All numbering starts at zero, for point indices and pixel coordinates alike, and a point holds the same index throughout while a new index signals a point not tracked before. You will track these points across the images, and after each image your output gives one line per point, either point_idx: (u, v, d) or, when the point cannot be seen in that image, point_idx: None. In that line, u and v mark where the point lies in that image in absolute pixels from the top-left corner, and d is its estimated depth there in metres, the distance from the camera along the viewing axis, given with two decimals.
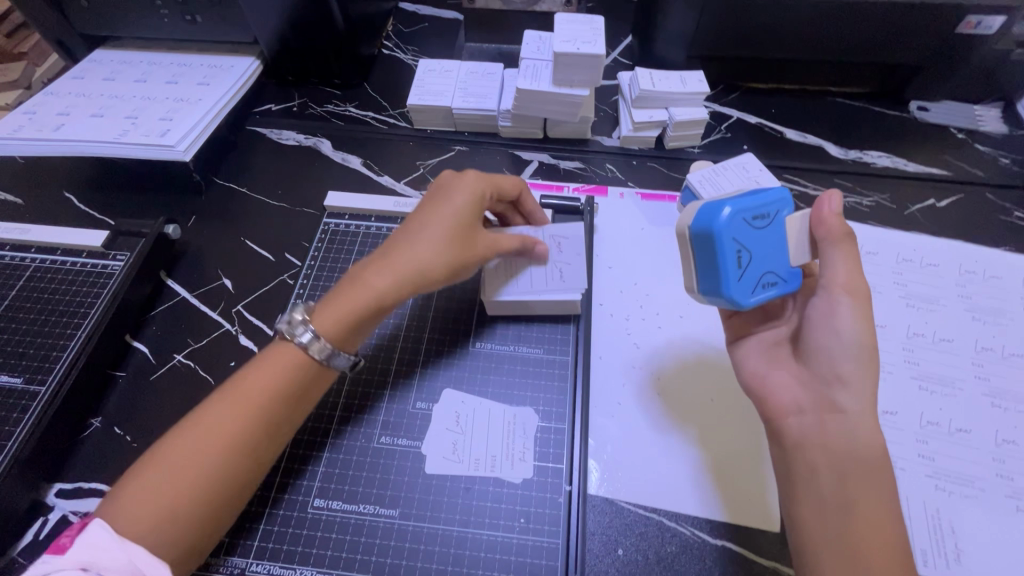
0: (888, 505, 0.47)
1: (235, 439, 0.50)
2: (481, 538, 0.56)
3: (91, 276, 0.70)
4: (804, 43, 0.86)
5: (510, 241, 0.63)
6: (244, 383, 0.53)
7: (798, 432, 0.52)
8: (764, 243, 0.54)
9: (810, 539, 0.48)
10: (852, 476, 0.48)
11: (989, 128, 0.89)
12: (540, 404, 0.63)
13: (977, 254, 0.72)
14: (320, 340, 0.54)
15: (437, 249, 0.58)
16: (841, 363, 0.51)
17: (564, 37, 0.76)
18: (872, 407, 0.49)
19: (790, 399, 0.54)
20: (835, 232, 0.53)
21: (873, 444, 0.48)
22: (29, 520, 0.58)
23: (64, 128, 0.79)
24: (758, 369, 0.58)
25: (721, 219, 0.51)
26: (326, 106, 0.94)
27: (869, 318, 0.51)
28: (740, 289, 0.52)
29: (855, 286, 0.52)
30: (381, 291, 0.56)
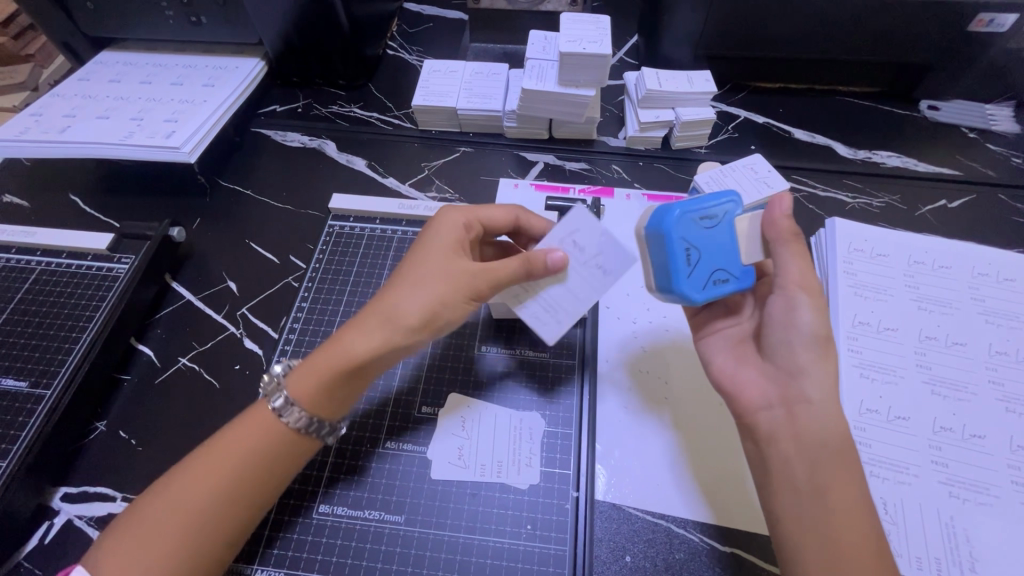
0: (860, 495, 0.47)
1: (227, 492, 0.49)
2: (488, 545, 0.55)
3: (97, 279, 0.70)
4: (813, 42, 0.85)
5: (508, 270, 0.54)
6: (232, 433, 0.51)
7: (767, 426, 0.52)
8: (715, 241, 0.54)
9: (792, 534, 0.48)
10: (825, 466, 0.48)
11: (1001, 127, 0.88)
12: (547, 409, 0.63)
13: (991, 256, 0.71)
14: (295, 408, 0.51)
15: (413, 296, 0.52)
16: (801, 356, 0.52)
17: (570, 37, 0.75)
18: (833, 396, 0.50)
19: (757, 394, 0.54)
20: (786, 232, 0.54)
21: (843, 432, 0.49)
22: (34, 525, 0.57)
23: (69, 130, 0.79)
24: (724, 366, 0.59)
25: (671, 219, 0.52)
26: (331, 107, 0.94)
27: (823, 310, 0.53)
28: (691, 286, 0.53)
29: (808, 281, 0.53)
30: (354, 349, 0.51)
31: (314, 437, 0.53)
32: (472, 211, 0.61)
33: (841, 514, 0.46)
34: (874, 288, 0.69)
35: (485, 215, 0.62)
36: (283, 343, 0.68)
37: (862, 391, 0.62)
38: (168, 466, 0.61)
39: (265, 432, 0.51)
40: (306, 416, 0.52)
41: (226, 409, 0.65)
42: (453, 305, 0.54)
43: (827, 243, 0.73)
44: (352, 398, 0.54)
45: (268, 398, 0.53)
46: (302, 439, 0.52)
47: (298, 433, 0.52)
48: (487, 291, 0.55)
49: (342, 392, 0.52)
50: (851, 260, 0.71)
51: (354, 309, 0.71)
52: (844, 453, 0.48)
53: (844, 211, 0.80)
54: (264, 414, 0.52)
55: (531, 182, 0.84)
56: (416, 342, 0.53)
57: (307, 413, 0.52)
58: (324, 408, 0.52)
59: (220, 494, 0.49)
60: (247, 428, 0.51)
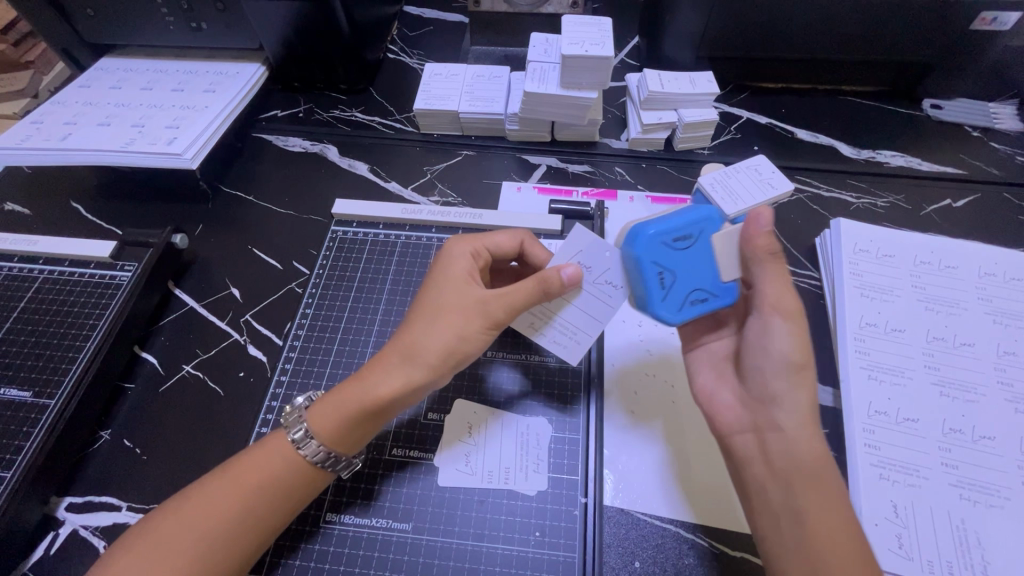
0: (841, 516, 0.47)
1: (230, 535, 0.48)
2: (497, 553, 0.55)
3: (99, 287, 0.69)
4: (815, 42, 0.85)
5: (522, 294, 0.54)
6: (235, 472, 0.51)
7: (742, 449, 0.53)
8: (692, 262, 0.54)
9: (773, 551, 0.48)
10: (798, 488, 0.48)
11: (1005, 126, 0.87)
12: (552, 414, 0.62)
13: (998, 255, 0.71)
14: (313, 440, 0.52)
15: (431, 331, 0.52)
16: (773, 380, 0.52)
17: (572, 40, 0.75)
18: (805, 421, 0.50)
19: (734, 417, 0.55)
20: (764, 251, 0.52)
21: (815, 454, 0.49)
22: (40, 535, 0.57)
23: (71, 138, 0.78)
24: (706, 385, 0.60)
25: (642, 244, 0.52)
26: (332, 112, 0.94)
27: (799, 334, 0.52)
28: (665, 308, 0.54)
29: (783, 304, 0.53)
30: (376, 389, 0.51)
31: (331, 471, 0.53)
32: (480, 239, 0.61)
33: (818, 531, 0.46)
34: (880, 289, 0.68)
35: (492, 241, 0.62)
36: (286, 350, 0.68)
37: (869, 393, 0.62)
38: (173, 475, 0.61)
39: (269, 474, 0.51)
40: (323, 451, 0.52)
41: (231, 417, 0.64)
42: (473, 336, 0.53)
43: (832, 244, 0.73)
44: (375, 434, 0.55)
45: (286, 429, 0.53)
46: (317, 472, 0.53)
47: (315, 466, 0.52)
48: (505, 317, 0.54)
49: (364, 430, 0.53)
50: (857, 261, 0.70)
51: (358, 315, 0.70)
52: (819, 474, 0.48)
53: (850, 211, 0.80)
54: (279, 446, 0.52)
55: (534, 185, 0.84)
56: (434, 378, 0.53)
57: (324, 447, 0.52)
58: (346, 446, 0.52)
59: (221, 537, 0.48)
60: (249, 468, 0.51)
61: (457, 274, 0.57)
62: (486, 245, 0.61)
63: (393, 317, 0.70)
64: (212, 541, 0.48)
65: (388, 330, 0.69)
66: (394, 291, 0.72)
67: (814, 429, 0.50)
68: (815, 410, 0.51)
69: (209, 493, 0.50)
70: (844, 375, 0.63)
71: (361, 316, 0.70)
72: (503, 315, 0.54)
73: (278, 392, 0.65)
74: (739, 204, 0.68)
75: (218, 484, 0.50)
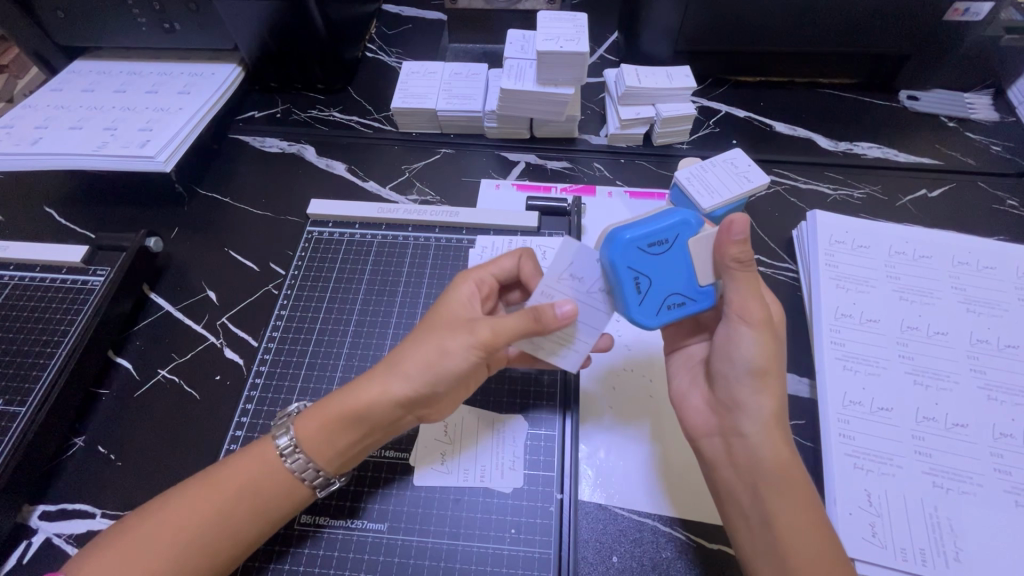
0: (810, 524, 0.47)
1: (202, 549, 0.48)
2: (473, 551, 0.55)
3: (72, 292, 0.69)
4: (792, 35, 0.85)
5: (510, 321, 0.51)
6: (214, 481, 0.50)
7: (712, 453, 0.54)
8: (668, 267, 0.52)
9: (745, 553, 0.50)
10: (765, 495, 0.49)
11: (980, 116, 0.88)
12: (529, 411, 0.62)
13: (971, 244, 0.71)
14: (296, 450, 0.51)
15: (420, 343, 0.52)
16: (739, 389, 0.53)
17: (547, 36, 0.74)
18: (769, 427, 0.51)
19: (704, 421, 0.56)
20: (736, 259, 0.50)
21: (780, 459, 0.50)
22: (12, 544, 0.57)
23: (42, 142, 0.77)
24: (680, 386, 0.60)
25: (615, 249, 0.49)
26: (310, 112, 0.93)
27: (766, 341, 0.51)
28: (642, 312, 0.52)
29: (750, 312, 0.52)
30: (358, 397, 0.51)
31: (310, 487, 0.52)
32: (485, 265, 0.60)
33: (788, 538, 0.47)
34: (855, 280, 0.69)
35: (497, 267, 0.60)
36: (261, 353, 0.67)
37: (844, 383, 0.62)
38: (148, 481, 0.60)
39: (251, 487, 0.50)
40: (310, 466, 0.52)
41: (208, 421, 0.64)
42: (455, 353, 0.51)
43: (808, 236, 0.73)
44: (358, 450, 0.54)
45: (273, 434, 0.53)
46: (298, 487, 0.52)
47: (301, 482, 0.52)
48: (492, 339, 0.51)
49: (347, 442, 0.52)
50: (833, 253, 0.71)
51: (333, 316, 0.70)
52: (785, 478, 0.49)
53: (826, 203, 0.80)
54: (264, 452, 0.52)
55: (513, 182, 0.84)
56: (411, 390, 0.51)
57: (304, 455, 0.51)
58: (326, 459, 0.52)
59: (197, 546, 0.48)
60: (232, 477, 0.50)
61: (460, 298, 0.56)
62: (492, 271, 0.60)
63: (369, 317, 0.70)
64: (184, 555, 0.47)
65: (364, 330, 0.69)
66: (371, 292, 0.72)
67: (779, 434, 0.51)
68: (781, 416, 0.51)
69: (186, 502, 0.49)
70: (819, 366, 0.64)
71: (337, 317, 0.70)
72: (488, 337, 0.51)
73: (253, 395, 0.64)
74: (716, 198, 0.68)
75: (195, 495, 0.49)
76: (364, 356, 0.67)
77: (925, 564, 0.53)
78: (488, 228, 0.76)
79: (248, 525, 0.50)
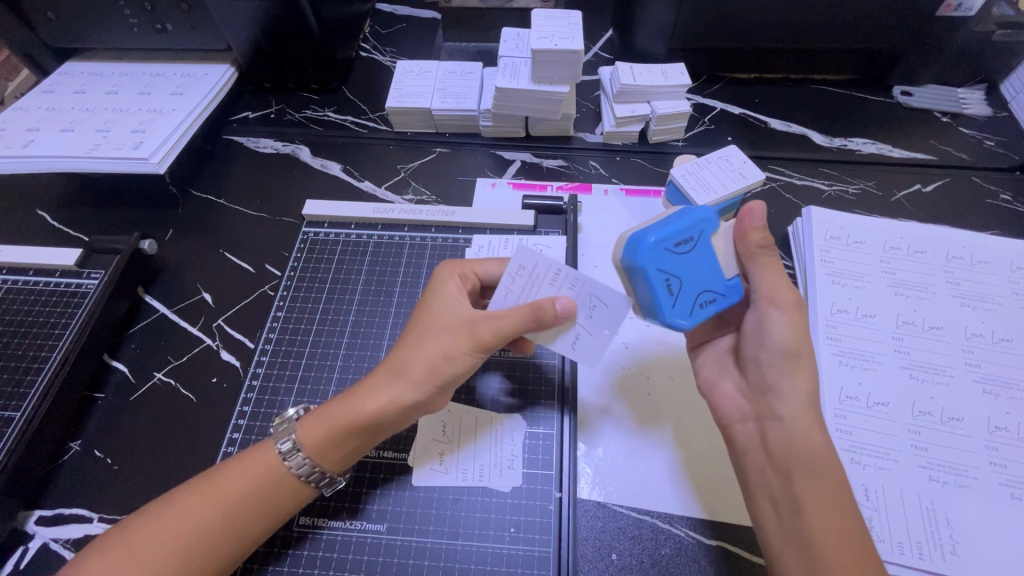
0: (838, 508, 0.47)
1: (203, 554, 0.48)
2: (472, 550, 0.55)
3: (66, 296, 0.68)
4: (786, 31, 0.85)
5: (510, 322, 0.51)
6: (216, 482, 0.50)
7: (743, 439, 0.54)
8: (694, 265, 0.51)
9: (773, 539, 0.49)
10: (798, 478, 0.49)
11: (973, 111, 0.88)
12: (527, 409, 0.63)
13: (966, 239, 0.72)
14: (300, 453, 0.51)
15: (420, 348, 0.52)
16: (770, 371, 0.53)
17: (542, 34, 0.74)
18: (805, 410, 0.51)
19: (735, 407, 0.56)
20: (758, 245, 0.52)
21: (814, 441, 0.50)
22: (9, 549, 0.56)
23: (33, 144, 0.77)
24: (708, 376, 0.60)
25: (643, 252, 0.49)
26: (305, 112, 0.93)
27: (798, 325, 0.52)
28: (677, 313, 0.51)
29: (780, 295, 0.52)
30: (364, 404, 0.51)
31: (315, 488, 0.53)
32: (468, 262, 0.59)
33: (819, 521, 0.47)
34: (850, 275, 0.69)
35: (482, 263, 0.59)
36: (258, 354, 0.67)
37: (841, 378, 0.63)
38: (145, 484, 0.60)
39: (252, 491, 0.50)
40: (309, 464, 0.51)
41: (204, 424, 0.64)
42: (458, 357, 0.52)
43: (804, 232, 0.73)
44: (365, 451, 0.54)
45: (275, 439, 0.53)
46: (301, 487, 0.52)
47: (305, 483, 0.52)
48: (491, 340, 0.52)
49: (353, 447, 0.52)
50: (829, 249, 0.71)
51: (330, 317, 0.70)
52: (818, 462, 0.49)
53: (821, 199, 0.80)
54: (268, 457, 0.51)
55: (509, 180, 0.84)
56: (416, 396, 0.51)
57: (309, 460, 0.51)
58: (332, 462, 0.52)
59: (199, 546, 0.47)
60: (234, 480, 0.50)
61: (450, 296, 0.55)
62: (475, 270, 0.58)
63: (366, 317, 0.70)
64: (186, 560, 0.47)
65: (361, 331, 0.69)
66: (367, 292, 0.72)
67: (813, 417, 0.51)
68: (815, 399, 0.51)
69: (188, 502, 0.49)
70: (815, 362, 0.64)
71: (334, 318, 0.70)
72: (489, 339, 0.51)
73: (250, 398, 0.64)
74: (711, 195, 0.68)
75: (197, 499, 0.49)
76: (361, 357, 0.67)
77: (923, 557, 0.53)
78: (485, 227, 0.76)
79: (249, 527, 0.50)
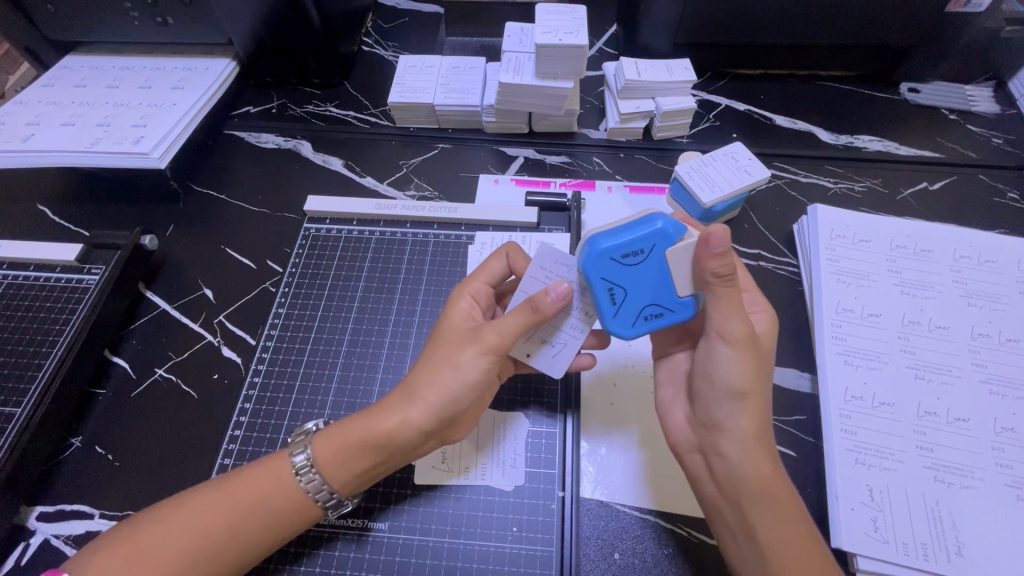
0: (796, 538, 0.47)
1: (211, 558, 0.47)
2: (474, 549, 0.55)
3: (67, 291, 0.68)
4: (794, 26, 0.85)
5: (514, 323, 0.50)
6: (230, 488, 0.50)
7: (693, 469, 0.54)
8: (644, 278, 0.51)
9: (733, 567, 0.50)
10: (748, 513, 0.48)
11: (982, 108, 0.87)
12: (530, 409, 0.62)
13: (973, 237, 0.71)
14: (313, 470, 0.51)
15: (429, 365, 0.52)
16: (715, 406, 0.52)
17: (546, 29, 0.74)
18: (751, 447, 0.50)
19: (686, 436, 0.56)
20: (714, 273, 0.48)
21: (763, 477, 0.49)
22: (11, 544, 0.56)
23: (34, 138, 0.76)
24: (663, 399, 0.60)
25: (589, 262, 0.49)
26: (306, 107, 0.92)
27: (748, 360, 0.50)
28: (615, 323, 0.52)
29: (730, 331, 0.50)
30: (378, 426, 0.50)
31: (322, 508, 0.52)
32: (475, 272, 0.59)
33: (775, 553, 0.47)
34: (857, 274, 0.68)
35: (488, 271, 0.59)
36: (259, 351, 0.67)
37: (846, 378, 0.62)
38: (146, 480, 0.60)
39: (266, 501, 0.50)
40: (325, 487, 0.51)
41: (206, 421, 0.64)
42: (466, 364, 0.51)
43: (809, 230, 0.73)
44: (379, 473, 0.53)
45: (291, 451, 0.52)
46: (312, 505, 0.51)
47: (313, 502, 0.51)
48: (499, 343, 0.51)
49: (363, 468, 0.51)
50: (834, 247, 0.70)
51: (332, 314, 0.70)
52: (770, 496, 0.48)
53: (827, 197, 0.80)
54: (285, 468, 0.51)
55: (512, 177, 0.83)
56: (427, 414, 0.50)
57: (320, 476, 0.51)
58: (341, 481, 0.51)
59: (209, 553, 0.47)
60: (244, 487, 0.50)
61: (460, 309, 0.55)
62: (487, 278, 0.58)
63: (368, 315, 0.69)
64: (193, 564, 0.47)
65: (363, 328, 0.68)
66: (369, 290, 0.71)
67: (762, 454, 0.50)
68: (762, 435, 0.50)
69: (202, 509, 0.49)
70: (821, 362, 0.63)
71: (336, 315, 0.69)
72: (498, 344, 0.51)
73: (251, 394, 0.64)
74: (716, 193, 0.68)
75: (210, 505, 0.49)
76: (363, 354, 0.66)
77: (927, 559, 0.53)
78: (487, 224, 0.75)
79: (259, 538, 0.49)
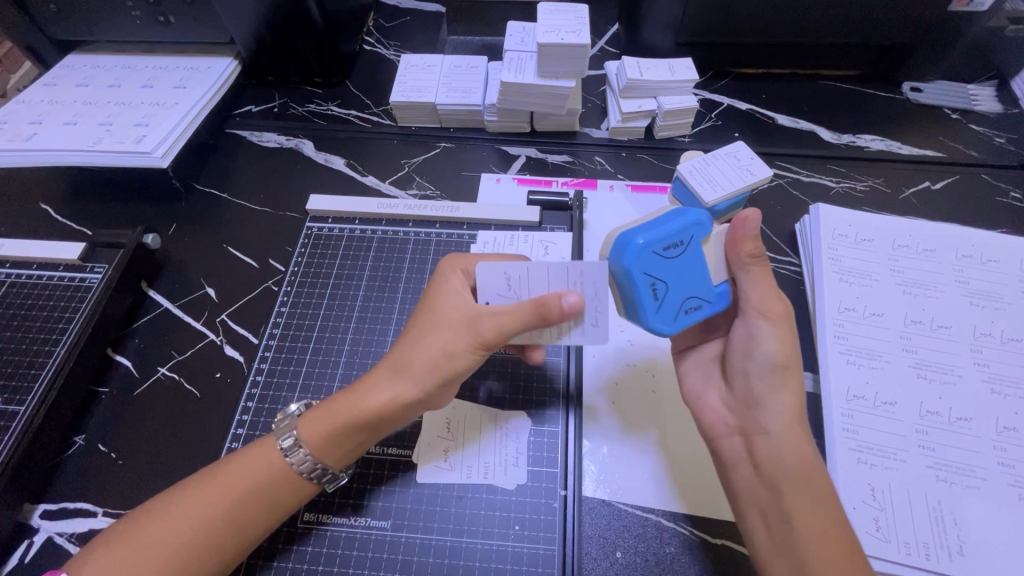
0: (832, 518, 0.47)
1: (207, 547, 0.48)
2: (476, 548, 0.55)
3: (70, 290, 0.68)
4: (796, 25, 0.84)
5: (515, 324, 0.50)
6: (220, 476, 0.50)
7: (730, 451, 0.54)
8: (683, 270, 0.52)
9: (761, 551, 0.49)
10: (786, 492, 0.48)
11: (984, 108, 0.87)
12: (532, 407, 0.62)
13: (976, 237, 0.71)
14: (301, 450, 0.51)
15: (423, 345, 0.52)
16: (757, 383, 0.53)
17: (547, 28, 0.74)
18: (792, 423, 0.51)
19: (721, 420, 0.56)
20: (748, 255, 0.53)
21: (804, 452, 0.50)
22: (14, 542, 0.57)
23: (36, 137, 0.76)
24: (692, 386, 0.60)
25: (633, 258, 0.49)
26: (308, 106, 0.92)
27: (786, 339, 0.53)
28: (659, 319, 0.52)
29: (769, 308, 0.53)
30: (369, 400, 0.51)
31: (318, 483, 0.52)
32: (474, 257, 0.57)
33: (811, 533, 0.46)
34: (859, 273, 0.68)
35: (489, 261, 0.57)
36: (261, 350, 0.67)
37: (848, 378, 0.62)
38: (149, 478, 0.60)
39: (257, 488, 0.50)
40: (310, 461, 0.51)
41: (208, 419, 0.64)
42: (461, 354, 0.52)
43: (811, 230, 0.73)
44: (365, 447, 0.54)
45: (275, 437, 0.52)
46: (301, 482, 0.51)
47: (306, 479, 0.52)
48: (495, 338, 0.51)
49: (353, 443, 0.52)
50: (836, 246, 0.70)
51: (334, 312, 0.70)
52: (808, 474, 0.49)
53: (829, 196, 0.80)
54: (271, 454, 0.51)
55: (513, 176, 0.83)
56: (417, 390, 0.51)
57: (311, 457, 0.51)
58: (332, 456, 0.52)
59: (204, 542, 0.48)
60: (232, 479, 0.50)
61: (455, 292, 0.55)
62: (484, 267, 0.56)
63: (370, 313, 0.70)
64: (187, 554, 0.47)
65: (365, 327, 0.69)
66: (371, 289, 0.71)
67: (801, 431, 0.51)
68: (802, 413, 0.52)
69: (195, 498, 0.49)
70: (822, 361, 0.64)
71: (339, 313, 0.70)
72: (493, 339, 0.51)
73: (254, 393, 0.64)
74: (718, 192, 0.68)
75: (201, 493, 0.49)
76: (365, 353, 0.67)
77: (929, 558, 0.53)
78: (489, 223, 0.75)
79: (252, 523, 0.49)
